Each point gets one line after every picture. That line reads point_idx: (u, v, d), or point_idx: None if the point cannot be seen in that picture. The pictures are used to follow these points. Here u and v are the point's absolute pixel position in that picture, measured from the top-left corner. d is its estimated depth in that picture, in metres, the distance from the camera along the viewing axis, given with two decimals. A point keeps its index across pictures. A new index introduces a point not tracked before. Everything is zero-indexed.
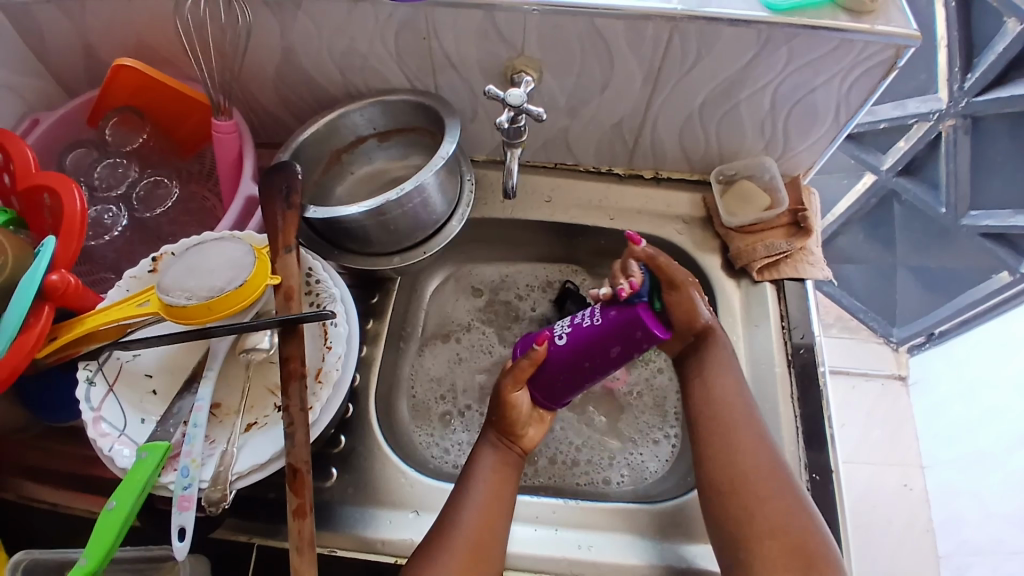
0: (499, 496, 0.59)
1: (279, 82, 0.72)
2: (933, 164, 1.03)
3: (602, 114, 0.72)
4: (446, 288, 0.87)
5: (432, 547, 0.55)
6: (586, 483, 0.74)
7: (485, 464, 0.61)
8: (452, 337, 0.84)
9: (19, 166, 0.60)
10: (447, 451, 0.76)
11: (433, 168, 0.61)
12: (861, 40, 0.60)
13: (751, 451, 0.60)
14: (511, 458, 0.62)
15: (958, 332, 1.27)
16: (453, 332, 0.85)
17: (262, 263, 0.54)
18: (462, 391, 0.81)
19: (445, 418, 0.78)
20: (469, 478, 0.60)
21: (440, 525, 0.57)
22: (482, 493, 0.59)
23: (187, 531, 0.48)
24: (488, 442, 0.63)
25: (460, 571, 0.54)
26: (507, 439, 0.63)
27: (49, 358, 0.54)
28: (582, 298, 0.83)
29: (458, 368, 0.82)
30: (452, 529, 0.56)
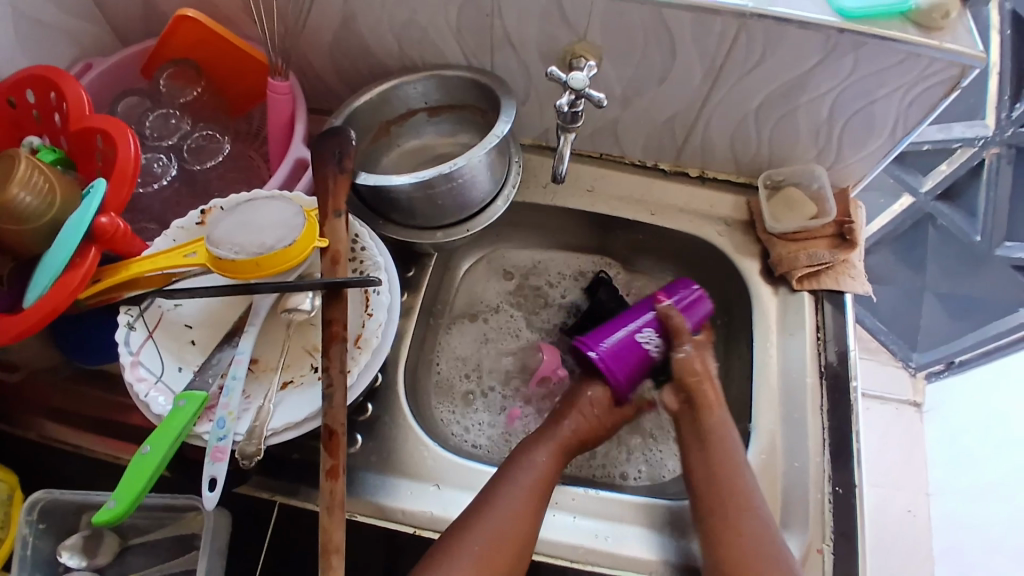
0: (545, 483, 0.61)
1: (335, 49, 0.72)
2: (973, 192, 1.01)
3: (654, 107, 0.71)
4: (479, 269, 0.87)
5: (471, 523, 0.57)
6: (602, 476, 0.74)
7: (544, 455, 0.64)
8: (480, 318, 0.84)
9: (74, 107, 0.60)
10: (468, 429, 0.76)
11: (487, 146, 0.60)
12: (927, 56, 0.58)
13: (752, 539, 0.57)
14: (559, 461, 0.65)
15: (979, 363, 1.25)
16: (482, 313, 0.85)
17: (311, 226, 0.54)
18: (487, 375, 0.80)
19: (468, 397, 0.78)
20: (526, 460, 0.63)
21: (486, 497, 0.59)
22: (530, 478, 0.61)
23: (218, 482, 0.48)
24: (543, 444, 0.65)
25: (493, 555, 0.55)
26: (559, 441, 0.66)
27: (91, 299, 0.55)
28: (613, 288, 0.83)
29: (484, 349, 0.82)
30: (492, 513, 0.58)
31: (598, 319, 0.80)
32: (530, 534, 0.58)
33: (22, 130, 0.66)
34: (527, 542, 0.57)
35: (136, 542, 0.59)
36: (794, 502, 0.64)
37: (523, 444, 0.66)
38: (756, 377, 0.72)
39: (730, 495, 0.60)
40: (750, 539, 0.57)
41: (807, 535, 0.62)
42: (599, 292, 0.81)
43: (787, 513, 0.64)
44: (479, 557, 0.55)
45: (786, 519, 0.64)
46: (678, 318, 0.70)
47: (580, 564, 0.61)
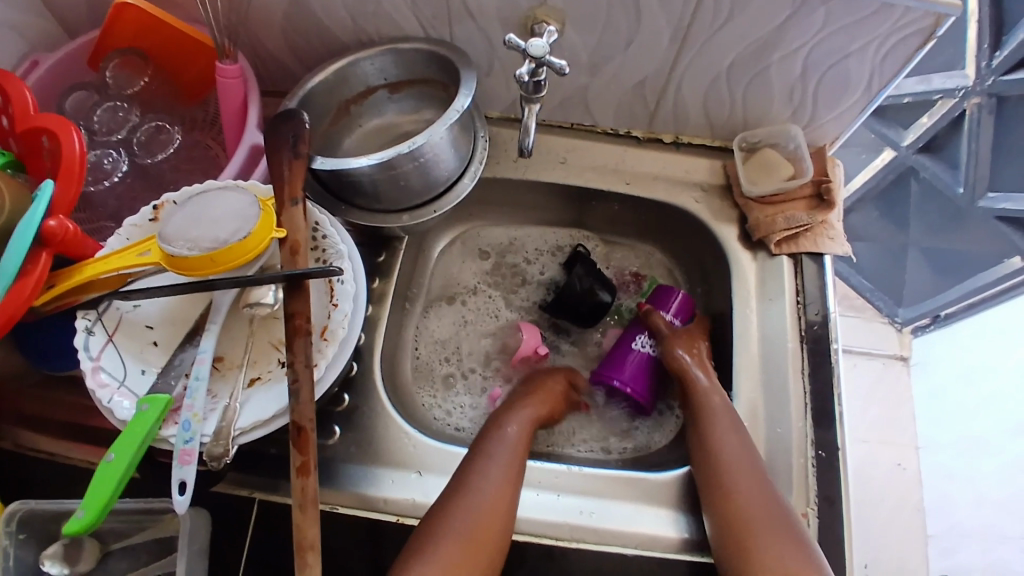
0: (519, 449, 0.63)
1: (287, 26, 0.68)
2: (955, 143, 0.99)
3: (624, 73, 0.69)
4: (454, 249, 0.85)
5: (451, 507, 0.57)
6: (585, 451, 0.75)
7: (516, 426, 0.65)
8: (457, 300, 0.83)
9: (19, 110, 0.57)
10: (452, 414, 0.75)
11: (448, 122, 0.58)
12: (900, 6, 0.56)
13: (743, 490, 0.59)
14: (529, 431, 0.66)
15: (964, 314, 1.26)
16: (459, 294, 0.83)
17: (267, 216, 0.52)
18: (465, 358, 0.80)
19: (449, 381, 0.78)
20: (497, 432, 0.64)
21: (462, 474, 0.59)
22: (504, 448, 0.62)
23: (188, 485, 0.47)
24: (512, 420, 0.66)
25: (483, 529, 0.55)
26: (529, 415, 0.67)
27: (47, 306, 0.52)
28: (592, 263, 0.79)
29: (464, 331, 0.81)
30: (475, 489, 0.58)
31: (574, 297, 0.78)
32: (511, 501, 0.58)
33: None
34: (510, 505, 0.58)
35: (117, 547, 0.58)
36: (778, 467, 0.64)
37: (492, 419, 0.67)
38: (737, 345, 0.71)
39: (732, 462, 0.60)
40: (743, 491, 0.58)
41: (792, 499, 0.62)
42: (574, 268, 0.79)
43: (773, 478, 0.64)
44: (465, 530, 0.55)
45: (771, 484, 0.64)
46: (657, 315, 0.77)
47: (567, 541, 0.60)
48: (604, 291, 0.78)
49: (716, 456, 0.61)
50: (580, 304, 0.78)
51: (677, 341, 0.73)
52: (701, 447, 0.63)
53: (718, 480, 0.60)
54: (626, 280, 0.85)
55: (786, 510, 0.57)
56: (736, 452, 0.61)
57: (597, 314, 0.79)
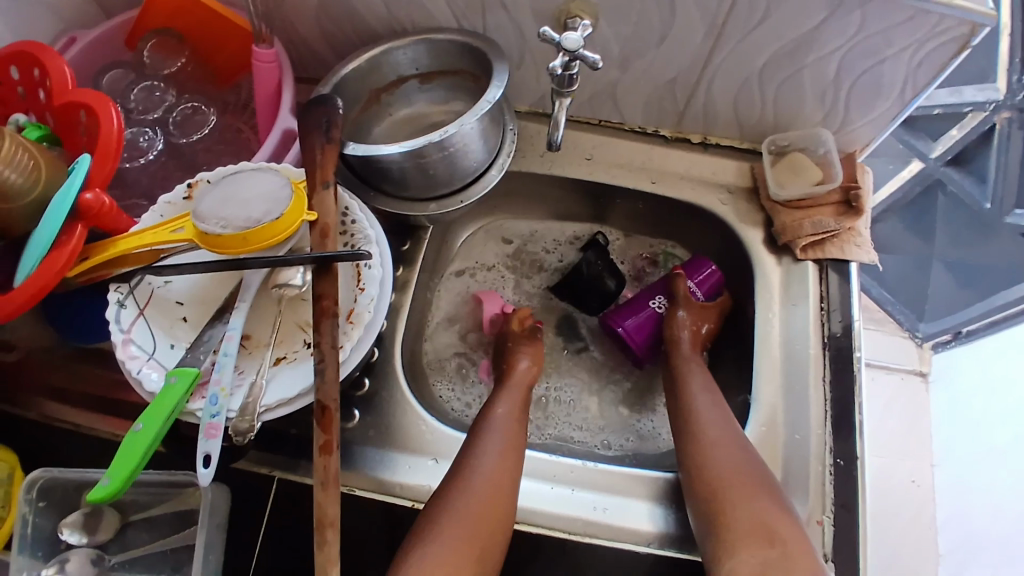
0: (511, 427, 0.64)
1: (321, 13, 0.69)
2: (984, 156, 0.97)
3: (655, 70, 0.69)
4: (476, 232, 0.86)
5: (449, 488, 0.59)
6: (580, 441, 0.75)
7: (505, 407, 0.67)
8: (467, 272, 0.84)
9: (58, 83, 0.58)
10: (462, 395, 0.76)
11: (479, 112, 0.58)
12: (937, 13, 0.55)
13: (717, 458, 0.61)
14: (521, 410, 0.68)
15: (985, 332, 1.24)
16: (470, 268, 0.85)
17: (299, 198, 0.52)
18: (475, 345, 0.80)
19: (462, 372, 0.78)
20: (488, 413, 0.66)
21: (460, 458, 0.61)
22: (497, 424, 0.64)
23: (213, 458, 0.48)
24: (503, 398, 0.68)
25: (483, 505, 0.57)
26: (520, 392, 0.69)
27: (79, 278, 0.53)
28: (604, 251, 0.81)
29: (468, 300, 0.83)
30: (473, 466, 0.59)
31: (584, 283, 0.80)
32: (512, 480, 0.60)
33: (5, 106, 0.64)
34: (509, 480, 0.60)
35: (137, 518, 0.59)
36: (795, 472, 0.64)
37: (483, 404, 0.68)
38: (758, 349, 0.70)
39: (710, 437, 0.63)
40: (721, 462, 0.61)
41: (808, 505, 0.62)
42: (586, 254, 0.81)
43: (789, 483, 0.63)
44: (463, 505, 0.57)
45: (787, 487, 0.63)
46: (682, 280, 0.77)
47: (579, 536, 0.60)
48: (612, 279, 0.81)
49: (695, 430, 0.65)
50: (588, 287, 0.81)
51: (678, 307, 0.76)
52: (683, 423, 0.67)
53: (694, 450, 0.63)
54: (641, 263, 0.86)
55: (767, 477, 0.60)
56: (711, 426, 0.64)
57: (603, 300, 0.81)
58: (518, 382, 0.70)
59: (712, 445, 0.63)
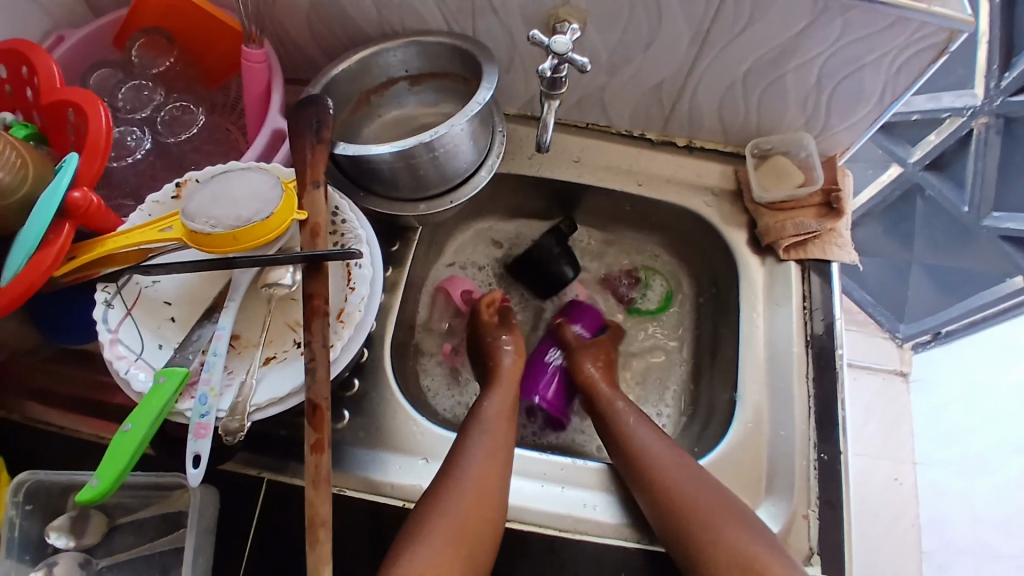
0: (499, 426, 0.65)
1: (312, 14, 0.69)
2: (961, 161, 1.00)
3: (642, 74, 0.70)
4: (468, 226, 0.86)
5: (440, 490, 0.59)
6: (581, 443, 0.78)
7: (493, 403, 0.68)
8: (458, 266, 0.85)
9: (46, 81, 0.58)
10: (459, 403, 0.77)
11: (468, 114, 0.59)
12: (916, 19, 0.57)
13: (684, 490, 0.61)
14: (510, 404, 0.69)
15: (967, 332, 1.26)
16: (461, 263, 0.86)
17: (289, 198, 0.53)
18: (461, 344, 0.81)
19: (457, 374, 0.79)
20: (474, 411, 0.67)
21: (446, 473, 0.60)
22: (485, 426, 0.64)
23: (202, 458, 0.47)
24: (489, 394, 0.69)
25: (472, 506, 0.57)
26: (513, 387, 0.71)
27: (66, 278, 0.53)
28: (565, 239, 0.82)
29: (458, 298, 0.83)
30: (462, 470, 0.59)
31: (543, 265, 0.81)
32: (498, 502, 0.59)
33: None
34: (494, 509, 0.58)
35: (123, 521, 0.58)
36: (779, 469, 0.65)
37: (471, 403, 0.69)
38: (742, 349, 0.72)
39: (671, 480, 0.62)
40: (684, 493, 0.60)
41: (792, 501, 0.63)
42: (546, 238, 0.81)
43: (773, 479, 0.65)
44: (458, 513, 0.57)
45: (773, 483, 0.65)
46: (567, 328, 0.81)
47: (570, 533, 0.60)
48: (570, 267, 0.83)
49: (644, 463, 0.63)
50: (545, 271, 0.82)
51: (581, 353, 0.77)
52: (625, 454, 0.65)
53: (651, 484, 0.62)
54: (620, 276, 0.88)
55: (740, 505, 0.60)
56: (665, 458, 0.64)
57: (558, 284, 0.83)
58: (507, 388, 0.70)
59: (674, 488, 0.61)
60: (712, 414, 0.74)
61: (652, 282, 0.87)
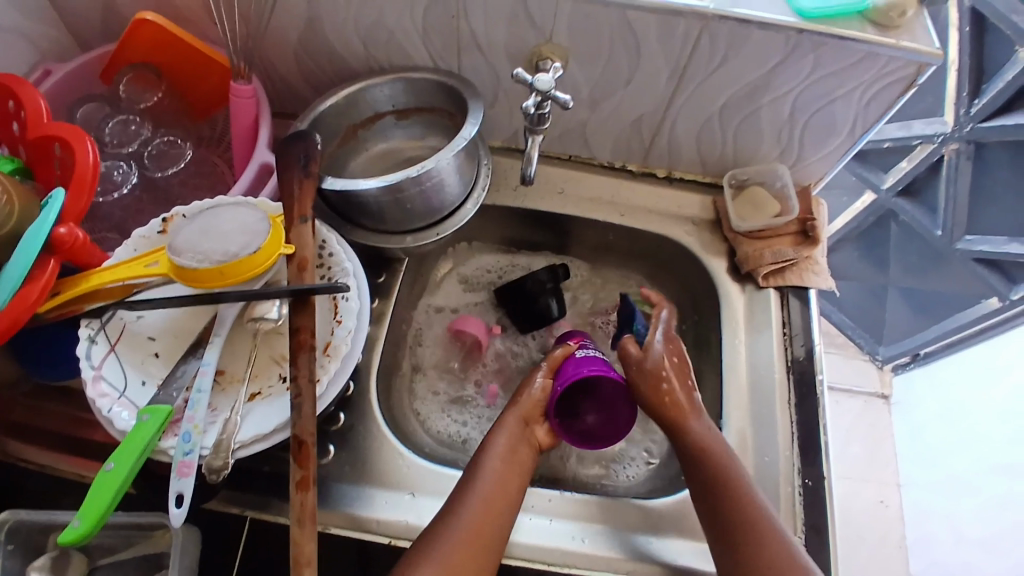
0: (504, 485, 0.60)
1: (301, 50, 0.71)
2: (934, 188, 1.03)
3: (623, 109, 0.72)
4: (460, 248, 0.88)
5: (438, 529, 0.56)
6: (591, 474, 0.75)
7: (493, 456, 0.62)
8: (446, 308, 0.85)
9: (32, 115, 0.58)
10: (457, 424, 0.76)
11: (454, 149, 0.60)
12: (886, 55, 0.60)
13: (762, 530, 0.57)
14: (520, 457, 0.63)
15: (945, 353, 1.28)
16: (450, 307, 0.85)
17: (276, 232, 0.53)
18: (469, 373, 0.81)
19: (460, 398, 0.79)
20: (479, 460, 0.62)
21: (444, 516, 0.57)
22: (493, 473, 0.60)
23: (186, 498, 0.46)
24: (494, 447, 0.63)
25: (466, 555, 0.54)
26: (517, 438, 0.65)
27: (49, 314, 0.52)
28: (556, 276, 0.81)
29: (440, 323, 0.83)
30: (454, 519, 0.56)
31: (526, 300, 0.80)
32: (497, 542, 0.56)
33: None
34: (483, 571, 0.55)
35: (104, 561, 0.56)
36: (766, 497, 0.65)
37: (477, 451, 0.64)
38: (725, 376, 0.73)
39: (777, 559, 0.55)
40: (766, 537, 0.56)
41: None
42: (537, 272, 0.80)
43: None
44: (455, 559, 0.54)
45: None
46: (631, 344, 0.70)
47: (559, 566, 0.60)
48: (556, 305, 0.81)
49: (734, 496, 0.59)
50: (531, 304, 0.80)
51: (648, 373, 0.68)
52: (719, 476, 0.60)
53: (735, 520, 0.58)
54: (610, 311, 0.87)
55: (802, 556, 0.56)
56: (752, 497, 0.59)
57: (541, 321, 0.81)
58: (523, 429, 0.66)
59: (781, 564, 0.55)
60: None
61: None
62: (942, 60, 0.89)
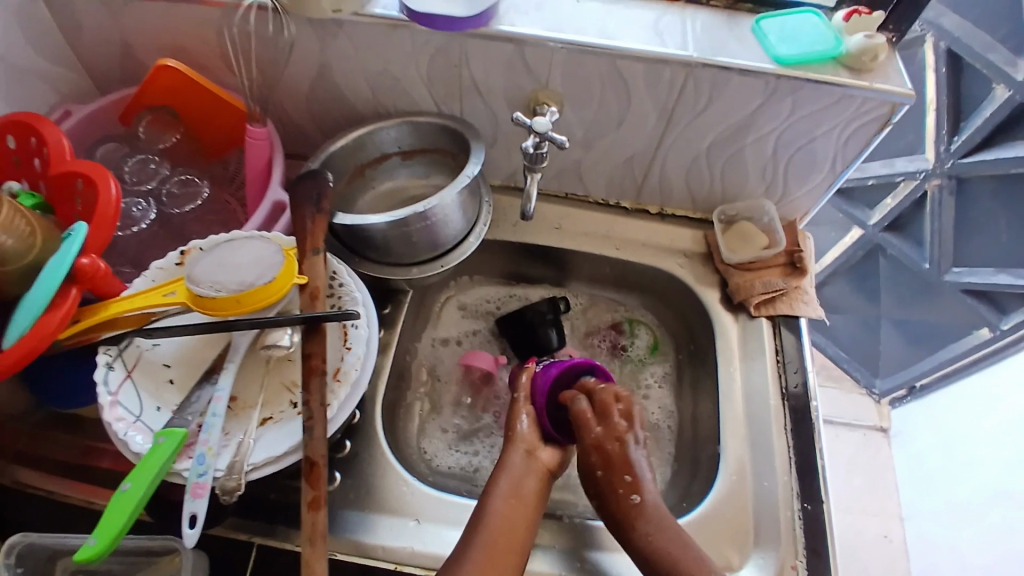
0: (508, 529, 0.58)
1: (312, 96, 0.76)
2: (919, 222, 1.08)
3: (615, 148, 0.77)
4: (462, 280, 0.91)
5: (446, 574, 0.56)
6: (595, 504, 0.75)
7: (500, 498, 0.61)
8: (452, 342, 0.87)
9: (55, 154, 0.61)
10: (467, 456, 0.77)
11: (459, 186, 0.64)
12: (859, 96, 0.64)
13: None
14: (527, 497, 0.61)
15: (940, 385, 1.31)
16: (455, 337, 0.87)
17: (290, 263, 0.56)
18: (484, 407, 0.82)
19: (468, 433, 0.80)
20: (485, 502, 0.61)
21: (451, 563, 0.57)
22: (499, 516, 0.59)
23: (199, 518, 0.47)
24: (499, 488, 0.62)
25: None
26: (521, 479, 0.63)
27: (69, 341, 0.55)
28: (556, 308, 0.84)
29: (443, 354, 0.86)
30: (460, 567, 0.55)
31: (527, 329, 0.82)
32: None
33: None
34: None
35: None
36: (765, 520, 0.66)
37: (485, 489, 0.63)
38: (723, 405, 0.75)
39: None
40: None
41: (779, 552, 0.64)
42: (538, 303, 0.84)
43: (759, 531, 0.66)
44: None
45: (757, 537, 0.66)
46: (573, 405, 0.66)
47: None
48: (555, 335, 0.83)
49: None
50: (531, 334, 0.82)
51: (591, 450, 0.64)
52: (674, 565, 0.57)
53: None
54: (603, 330, 0.90)
55: None
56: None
57: (540, 351, 0.83)
58: (529, 462, 0.64)
59: None
60: (698, 467, 0.76)
61: (638, 331, 0.89)
62: (921, 99, 0.95)
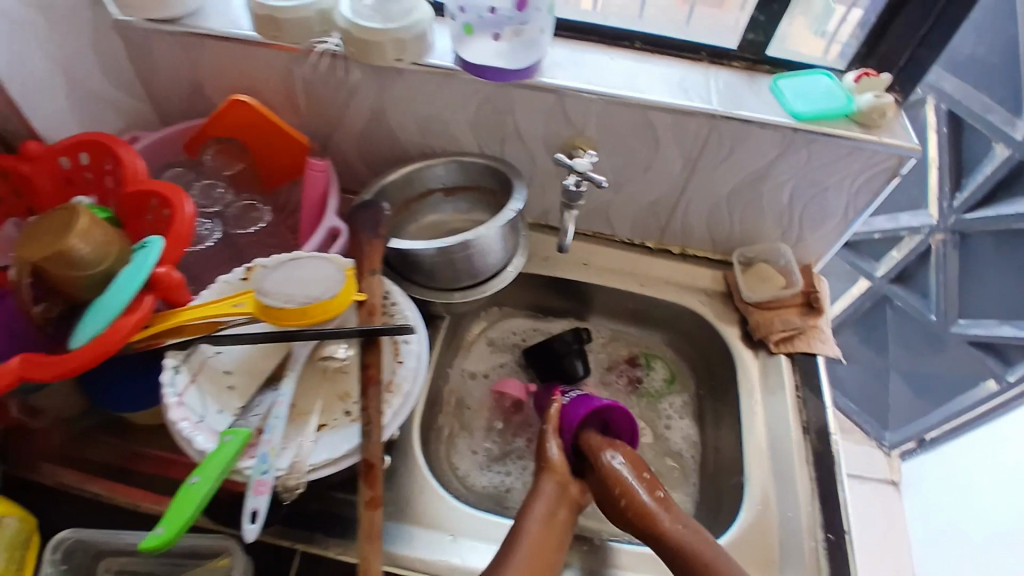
0: (544, 549, 0.60)
1: (365, 136, 0.82)
2: (925, 274, 1.13)
3: (643, 192, 0.83)
4: (492, 312, 0.95)
5: None
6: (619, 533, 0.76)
7: (535, 520, 0.63)
8: (480, 374, 0.90)
9: (131, 174, 0.67)
10: (500, 476, 0.80)
11: (502, 221, 0.69)
12: (871, 148, 0.70)
13: None
14: (559, 521, 0.64)
15: (947, 438, 1.32)
16: (482, 371, 0.91)
17: (351, 281, 0.61)
18: (514, 433, 0.84)
19: (503, 453, 0.82)
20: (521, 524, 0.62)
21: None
22: (536, 534, 0.61)
23: (261, 513, 0.50)
24: (535, 511, 0.64)
25: None
26: (554, 505, 0.65)
27: (138, 343, 0.59)
28: (580, 340, 0.87)
29: (471, 382, 0.89)
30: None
31: (554, 360, 0.86)
32: None
33: (65, 189, 0.71)
34: None
35: None
36: (790, 549, 0.68)
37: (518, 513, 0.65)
38: (745, 437, 0.78)
39: None
40: None
41: None
42: (564, 334, 0.87)
43: (785, 560, 0.68)
44: None
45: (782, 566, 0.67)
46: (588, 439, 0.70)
47: None
48: (581, 364, 0.86)
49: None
50: (558, 364, 0.85)
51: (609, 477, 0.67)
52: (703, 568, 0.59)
53: None
54: (621, 363, 0.93)
55: None
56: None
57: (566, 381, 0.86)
58: (561, 489, 0.67)
59: None
60: (722, 499, 0.78)
61: (654, 365, 0.93)
62: (925, 156, 1.03)
